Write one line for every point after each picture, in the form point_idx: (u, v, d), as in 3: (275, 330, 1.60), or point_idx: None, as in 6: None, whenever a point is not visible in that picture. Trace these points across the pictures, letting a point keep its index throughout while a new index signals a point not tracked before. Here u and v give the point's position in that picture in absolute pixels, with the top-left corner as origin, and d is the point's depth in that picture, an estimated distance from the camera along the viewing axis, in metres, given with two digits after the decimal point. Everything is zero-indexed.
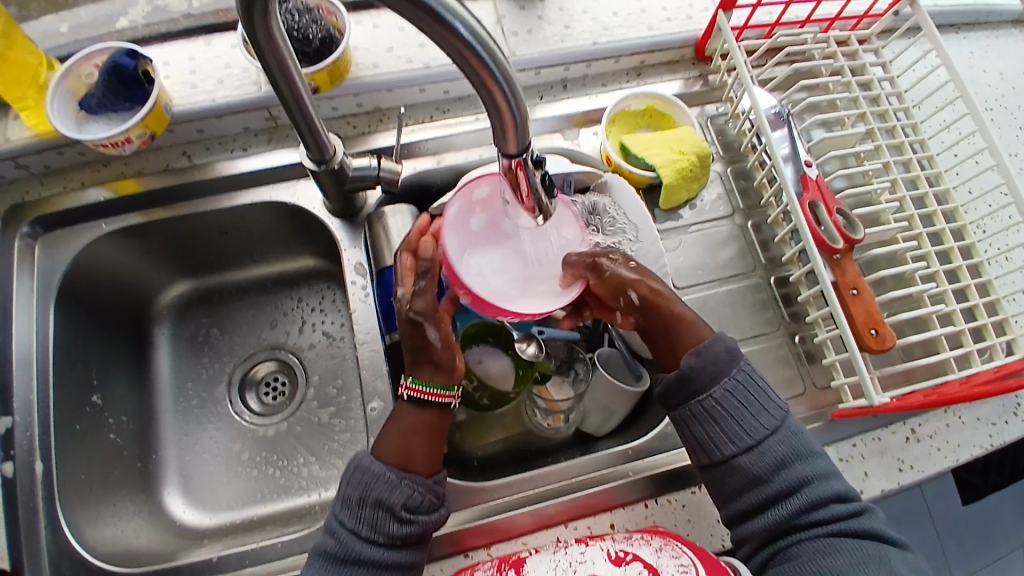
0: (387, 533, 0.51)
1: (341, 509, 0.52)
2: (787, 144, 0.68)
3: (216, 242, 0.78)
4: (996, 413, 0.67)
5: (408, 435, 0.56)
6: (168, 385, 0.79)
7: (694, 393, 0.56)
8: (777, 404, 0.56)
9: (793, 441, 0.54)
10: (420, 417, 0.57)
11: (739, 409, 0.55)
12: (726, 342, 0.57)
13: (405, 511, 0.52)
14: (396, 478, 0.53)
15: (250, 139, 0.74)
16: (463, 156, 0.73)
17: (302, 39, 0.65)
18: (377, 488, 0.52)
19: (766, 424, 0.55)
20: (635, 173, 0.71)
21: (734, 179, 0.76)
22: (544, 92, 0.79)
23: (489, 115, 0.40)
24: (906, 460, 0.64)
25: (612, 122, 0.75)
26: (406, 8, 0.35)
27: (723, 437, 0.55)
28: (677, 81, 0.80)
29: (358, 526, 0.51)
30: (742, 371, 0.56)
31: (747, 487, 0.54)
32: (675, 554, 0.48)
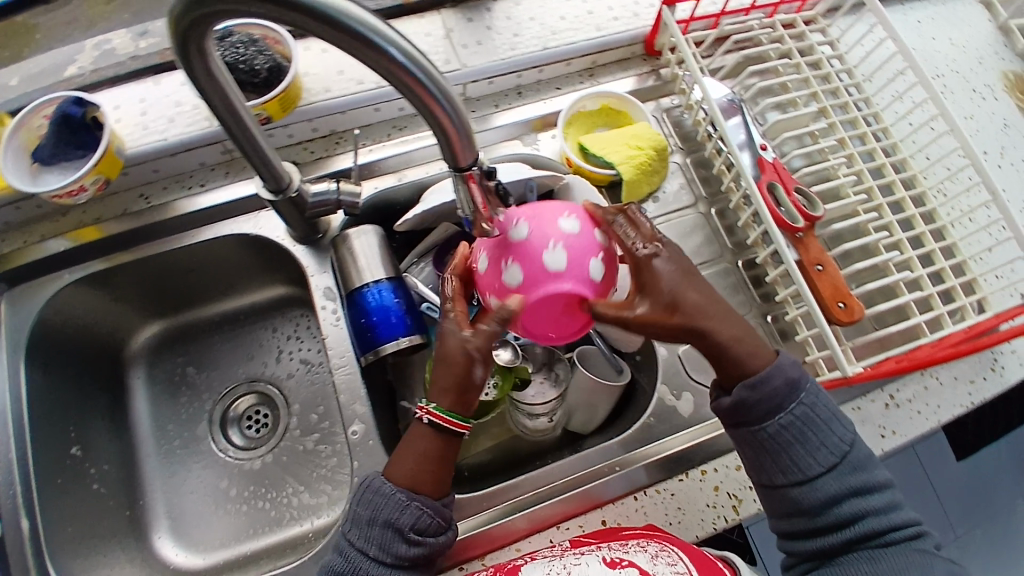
0: (394, 554, 0.50)
1: (349, 528, 0.52)
2: (742, 131, 0.69)
3: (185, 279, 0.78)
4: (972, 371, 0.68)
5: (424, 462, 0.53)
6: (149, 428, 0.78)
7: (747, 423, 0.54)
8: (842, 437, 0.53)
9: (849, 477, 0.52)
10: (437, 448, 0.53)
11: (794, 444, 0.53)
12: (787, 374, 0.53)
13: (414, 533, 0.51)
14: (405, 499, 0.52)
15: (207, 174, 0.74)
16: (424, 170, 0.73)
17: (250, 71, 0.65)
18: (386, 508, 0.51)
19: (824, 461, 0.52)
20: (594, 171, 0.71)
21: (695, 168, 0.77)
22: (498, 101, 0.79)
23: (433, 132, 0.41)
24: (889, 426, 0.65)
25: (568, 124, 0.75)
26: (331, 34, 0.36)
27: (774, 468, 0.53)
28: (629, 78, 0.80)
29: (366, 545, 0.51)
30: (801, 404, 0.53)
31: (797, 512, 0.53)
32: (670, 561, 0.48)
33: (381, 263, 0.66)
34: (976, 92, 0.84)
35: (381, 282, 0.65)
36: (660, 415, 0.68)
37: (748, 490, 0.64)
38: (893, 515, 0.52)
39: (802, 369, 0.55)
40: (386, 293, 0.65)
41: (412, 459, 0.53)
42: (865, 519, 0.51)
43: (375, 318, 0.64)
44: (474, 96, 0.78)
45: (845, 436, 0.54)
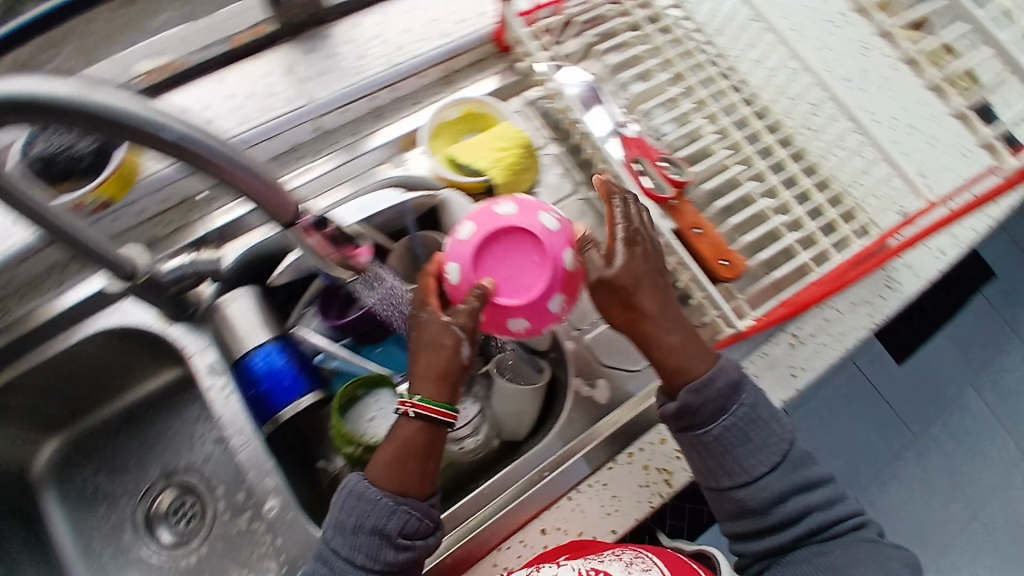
0: (383, 560, 0.51)
1: (334, 535, 0.52)
2: (605, 117, 0.68)
3: (71, 386, 0.73)
4: (870, 291, 0.68)
5: (405, 459, 0.52)
6: (71, 550, 0.73)
7: (692, 428, 0.56)
8: (782, 435, 0.56)
9: (793, 474, 0.55)
10: (424, 441, 0.53)
11: (738, 446, 0.55)
12: (727, 375, 0.56)
13: (403, 538, 0.52)
14: (392, 503, 0.52)
15: (63, 273, 0.69)
16: None
17: (74, 158, 0.61)
18: (373, 515, 0.51)
19: (767, 462, 0.55)
20: (466, 182, 0.69)
21: (569, 157, 0.75)
22: (358, 128, 0.74)
23: (252, 199, 0.47)
24: (796, 364, 0.66)
25: (434, 137, 0.73)
26: (109, 130, 0.39)
27: (720, 471, 0.56)
28: (490, 79, 0.77)
29: (352, 553, 0.51)
30: (743, 405, 0.56)
31: (745, 514, 0.56)
32: (644, 567, 0.51)
33: (261, 325, 0.63)
34: (831, 21, 0.75)
35: (266, 344, 0.62)
36: (580, 407, 0.67)
37: (677, 461, 0.64)
38: (834, 508, 0.55)
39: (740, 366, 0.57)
40: (274, 355, 0.62)
41: (394, 454, 0.53)
42: (809, 516, 0.54)
43: (266, 384, 0.61)
44: (329, 128, 0.73)
45: (784, 434, 0.57)
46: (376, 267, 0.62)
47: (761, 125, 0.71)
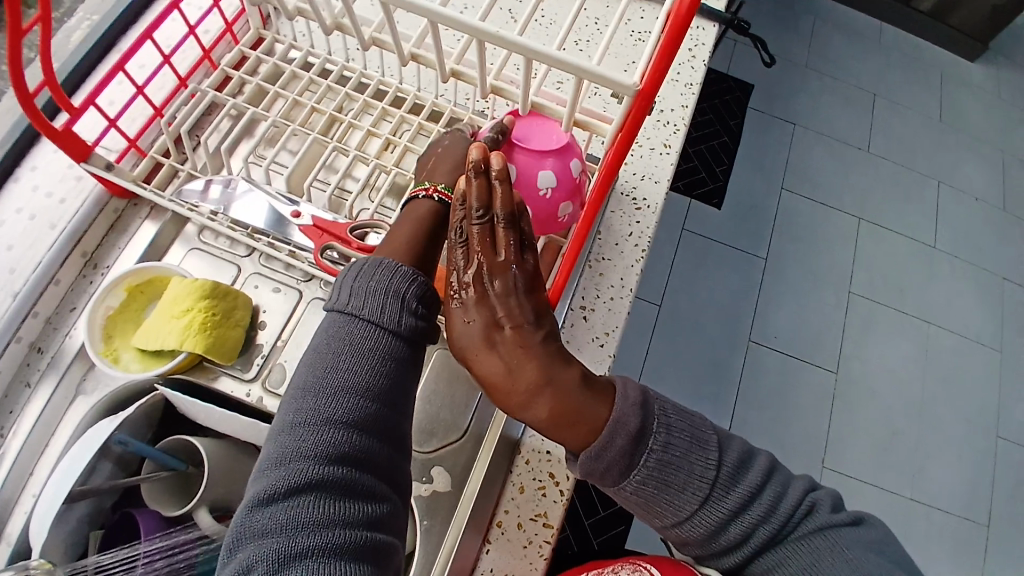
0: (399, 321, 0.48)
1: (354, 283, 0.49)
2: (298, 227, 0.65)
3: None
4: (627, 223, 0.68)
5: (418, 235, 0.55)
6: None
7: (610, 485, 0.52)
8: (705, 462, 0.51)
9: (728, 499, 0.51)
10: (429, 215, 0.57)
11: (659, 493, 0.51)
12: (625, 432, 0.50)
13: (414, 304, 0.50)
14: (411, 271, 0.50)
15: None
16: (24, 512, 0.59)
17: None
18: (394, 278, 0.49)
19: (697, 498, 0.51)
20: (167, 368, 0.59)
21: (270, 262, 0.68)
22: (27, 374, 0.64)
23: None
24: (599, 332, 0.63)
25: (110, 339, 0.62)
26: None
27: (653, 514, 0.52)
28: (146, 222, 0.70)
29: (375, 308, 0.48)
30: (654, 450, 0.50)
31: (694, 544, 0.53)
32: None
33: None
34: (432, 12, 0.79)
35: None
36: (432, 511, 0.60)
37: (545, 499, 0.61)
38: (780, 510, 0.51)
39: (641, 402, 0.51)
40: None
41: (404, 234, 0.55)
42: (755, 533, 0.51)
43: None
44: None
45: (709, 458, 0.51)
46: (121, 552, 0.55)
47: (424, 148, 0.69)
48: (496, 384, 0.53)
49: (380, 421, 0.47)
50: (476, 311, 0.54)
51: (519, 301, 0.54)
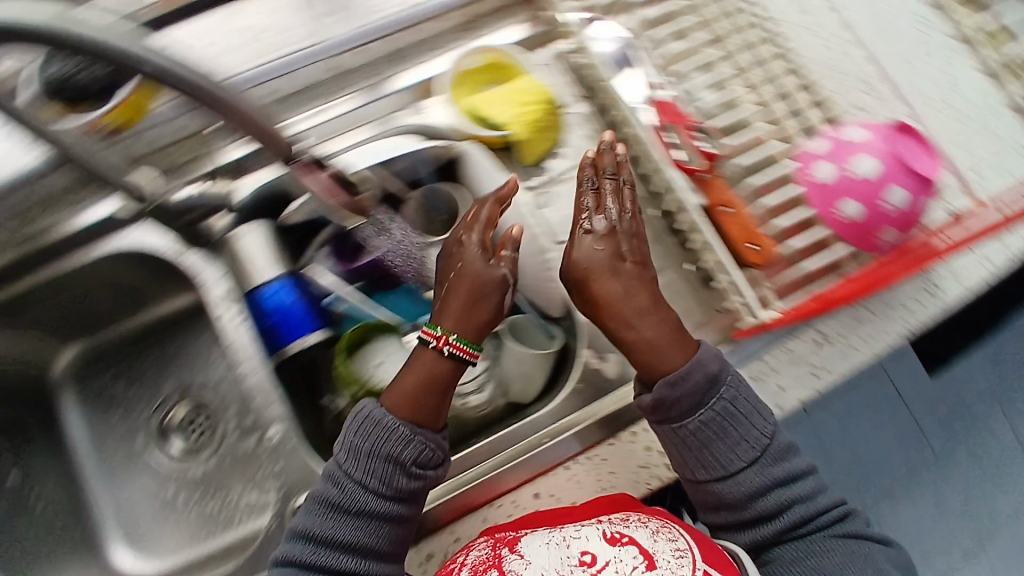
0: (396, 486, 0.55)
1: (350, 456, 0.56)
2: (637, 83, 0.66)
3: (86, 304, 0.74)
4: (907, 296, 0.69)
5: (422, 389, 0.58)
6: (86, 448, 0.78)
7: (669, 420, 0.58)
8: (762, 430, 0.58)
9: (773, 469, 0.58)
10: (424, 372, 0.58)
11: (712, 439, 0.57)
12: (707, 370, 0.57)
13: (416, 467, 0.56)
14: (408, 433, 0.56)
15: (73, 194, 0.67)
16: (313, 155, 0.69)
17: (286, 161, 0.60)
18: (391, 441, 0.56)
19: (745, 455, 0.58)
20: (486, 136, 0.67)
21: (599, 116, 0.72)
22: (379, 71, 0.74)
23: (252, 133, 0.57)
24: (819, 364, 0.68)
25: (456, 86, 0.70)
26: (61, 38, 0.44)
27: (697, 463, 0.58)
28: (519, 26, 0.75)
29: (370, 477, 0.55)
30: (721, 399, 0.57)
31: (723, 506, 0.58)
32: (671, 538, 0.52)
33: (274, 261, 0.65)
34: None
35: (280, 280, 0.64)
36: (589, 379, 0.68)
37: None
38: (818, 501, 0.58)
39: (721, 360, 0.59)
40: (284, 291, 0.64)
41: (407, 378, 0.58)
42: (790, 510, 0.57)
43: (275, 318, 0.64)
44: (348, 67, 0.73)
45: (767, 428, 0.58)
46: (383, 218, 0.67)
47: (793, 106, 0.67)
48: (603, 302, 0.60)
49: (398, 531, 0.56)
50: (599, 239, 0.61)
51: (637, 245, 0.62)
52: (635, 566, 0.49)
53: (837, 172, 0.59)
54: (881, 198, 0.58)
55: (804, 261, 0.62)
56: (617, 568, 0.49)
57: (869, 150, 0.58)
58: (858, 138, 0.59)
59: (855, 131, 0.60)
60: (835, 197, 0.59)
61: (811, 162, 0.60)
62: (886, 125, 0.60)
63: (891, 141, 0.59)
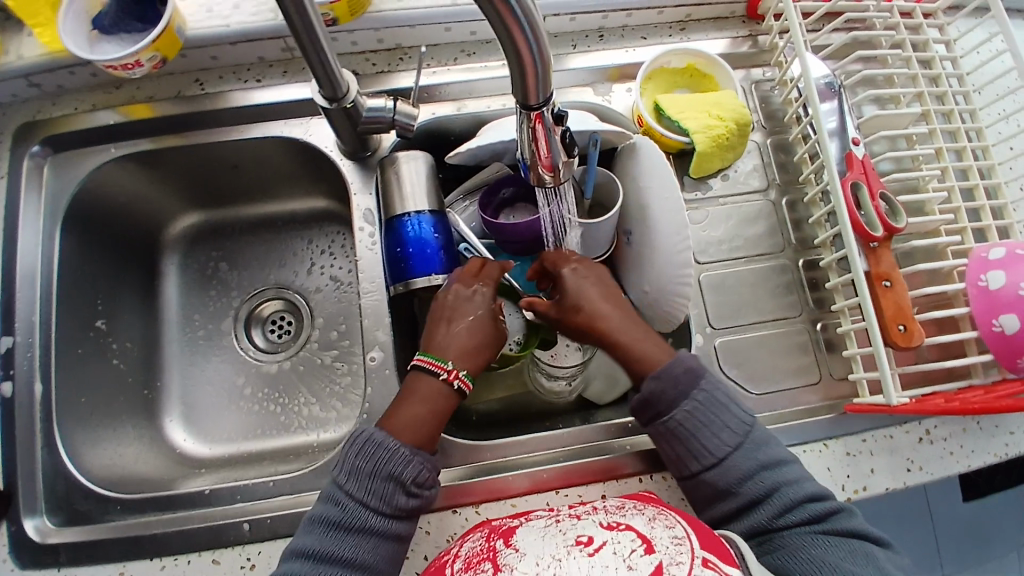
0: (395, 505, 0.51)
1: (347, 478, 0.51)
2: (835, 118, 0.65)
3: (227, 174, 0.76)
4: (1016, 421, 0.65)
5: (432, 417, 0.55)
6: (176, 316, 0.78)
7: (658, 417, 0.56)
8: (742, 417, 0.56)
9: (756, 452, 0.55)
10: (428, 407, 0.56)
11: (700, 428, 0.55)
12: (685, 362, 0.57)
13: (415, 486, 0.52)
14: (409, 453, 0.52)
15: (264, 69, 0.70)
16: (486, 104, 0.69)
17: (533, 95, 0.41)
18: (391, 462, 0.51)
19: (730, 440, 0.55)
20: (667, 136, 0.66)
21: (773, 152, 0.71)
22: (577, 40, 0.73)
23: (510, 64, 0.39)
24: (916, 461, 0.63)
25: (648, 79, 0.70)
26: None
27: (689, 455, 0.55)
28: (723, 40, 0.74)
29: (367, 497, 0.51)
30: (702, 390, 0.57)
31: (717, 494, 0.54)
32: (668, 525, 0.46)
33: (426, 193, 0.64)
34: None
35: (423, 214, 0.64)
36: None
37: None
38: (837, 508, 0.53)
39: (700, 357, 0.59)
40: (427, 226, 0.63)
41: (414, 413, 0.55)
42: (795, 499, 0.52)
43: (411, 250, 0.62)
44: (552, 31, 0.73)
45: (746, 416, 0.57)
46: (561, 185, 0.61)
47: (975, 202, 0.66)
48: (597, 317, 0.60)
49: (395, 554, 0.51)
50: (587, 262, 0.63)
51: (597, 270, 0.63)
52: (633, 550, 0.43)
53: (1009, 284, 0.57)
54: None
55: (936, 359, 0.65)
56: (615, 551, 0.43)
57: None
58: None
59: None
60: (998, 309, 0.58)
61: (983, 267, 0.59)
62: None
63: None
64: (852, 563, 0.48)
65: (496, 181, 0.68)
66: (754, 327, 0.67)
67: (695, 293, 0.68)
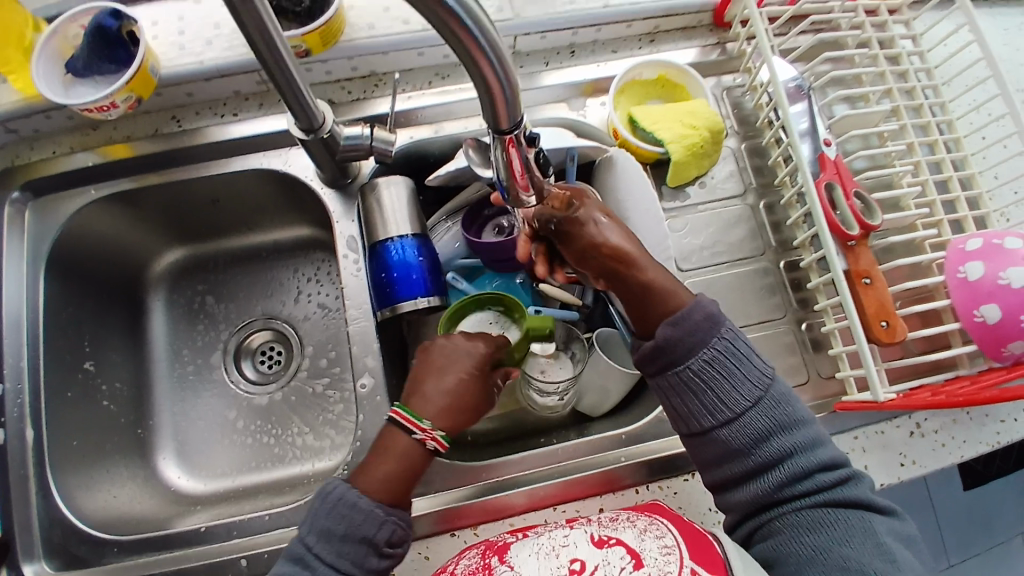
0: (368, 569, 0.49)
1: (317, 541, 0.49)
2: (806, 118, 0.66)
3: (209, 208, 0.76)
4: (1007, 410, 0.65)
5: (401, 477, 0.53)
6: (164, 352, 0.78)
7: (670, 367, 0.53)
8: (763, 370, 0.53)
9: (775, 411, 0.52)
10: (409, 449, 0.54)
11: (718, 380, 0.52)
12: (706, 309, 0.53)
13: (387, 547, 0.51)
14: (384, 514, 0.51)
15: (241, 103, 0.71)
16: (463, 125, 0.70)
17: (506, 121, 0.41)
18: (365, 525, 0.49)
19: (749, 394, 0.52)
20: (642, 148, 0.67)
21: (749, 157, 0.72)
22: (549, 58, 0.74)
23: (477, 89, 0.39)
24: (909, 455, 0.63)
25: (621, 92, 0.71)
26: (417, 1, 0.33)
27: (701, 409, 0.53)
28: (692, 50, 0.75)
29: (338, 560, 0.48)
30: (722, 339, 0.53)
31: (729, 455, 0.52)
32: (658, 535, 0.47)
33: (407, 218, 0.65)
34: None
35: (406, 237, 0.64)
36: None
37: None
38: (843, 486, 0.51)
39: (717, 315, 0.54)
40: (410, 249, 0.63)
41: (381, 467, 0.52)
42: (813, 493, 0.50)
43: (396, 274, 0.62)
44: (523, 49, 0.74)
45: (766, 370, 0.54)
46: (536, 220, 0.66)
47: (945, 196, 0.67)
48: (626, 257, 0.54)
49: None
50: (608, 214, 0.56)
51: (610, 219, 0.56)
52: (623, 567, 0.43)
53: (988, 274, 0.57)
54: None
55: (920, 353, 0.65)
56: (605, 572, 0.43)
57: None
58: (1014, 248, 0.57)
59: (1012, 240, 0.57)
60: (980, 299, 0.58)
61: (963, 258, 0.60)
62: None
63: None
64: (845, 547, 0.48)
65: (478, 200, 0.70)
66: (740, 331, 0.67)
67: None
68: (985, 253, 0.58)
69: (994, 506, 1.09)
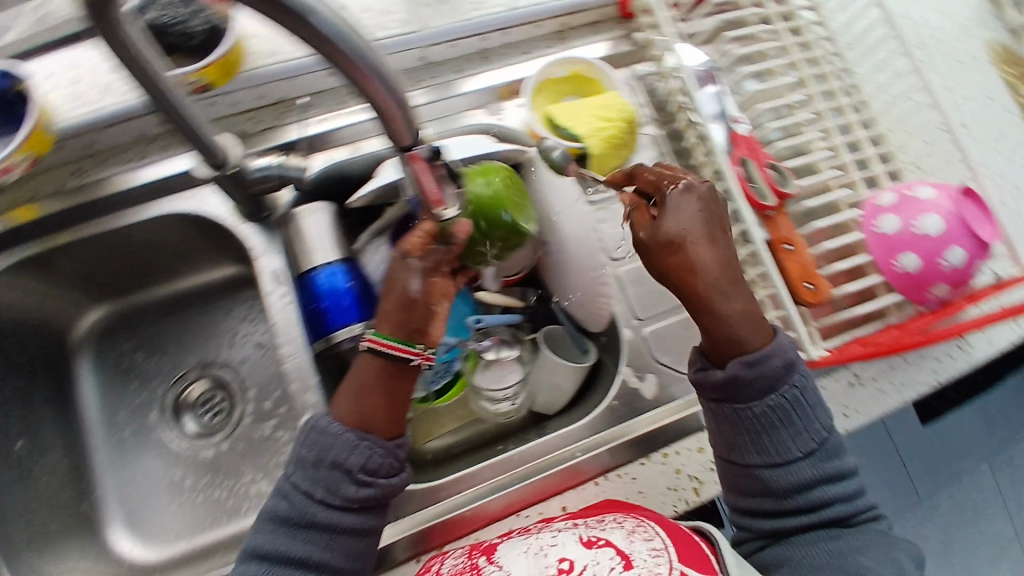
0: (344, 496, 0.51)
1: (296, 470, 0.52)
2: (716, 103, 0.66)
3: (128, 261, 0.72)
4: (941, 349, 0.67)
5: (363, 394, 0.53)
6: (98, 418, 0.73)
7: (732, 400, 0.53)
8: (823, 424, 0.53)
9: (825, 464, 0.52)
10: (368, 373, 0.54)
11: (776, 426, 0.52)
12: (786, 356, 0.52)
13: (363, 474, 0.52)
14: (355, 438, 0.52)
15: (147, 148, 0.68)
16: (381, 142, 0.69)
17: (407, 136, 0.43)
18: (334, 449, 0.51)
19: (803, 446, 0.52)
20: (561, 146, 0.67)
21: (667, 141, 0.73)
22: (461, 66, 0.74)
23: (372, 110, 0.40)
24: (851, 406, 0.65)
25: (537, 92, 0.71)
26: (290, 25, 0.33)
27: (751, 447, 0.52)
28: (603, 43, 0.76)
29: (314, 488, 0.51)
30: (793, 387, 0.52)
31: (765, 492, 0.52)
32: (647, 537, 0.45)
33: (331, 243, 0.63)
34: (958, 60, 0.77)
35: (333, 263, 0.62)
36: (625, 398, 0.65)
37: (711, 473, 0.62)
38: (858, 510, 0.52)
39: (793, 361, 0.53)
40: (339, 275, 0.62)
41: (349, 388, 0.54)
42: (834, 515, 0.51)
43: (326, 303, 0.61)
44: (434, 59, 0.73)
45: (826, 423, 0.53)
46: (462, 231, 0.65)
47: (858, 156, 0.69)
48: (696, 279, 0.52)
49: (356, 543, 0.52)
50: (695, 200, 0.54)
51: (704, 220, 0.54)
52: (612, 567, 0.41)
53: (903, 226, 0.59)
54: (940, 261, 0.58)
55: (851, 306, 0.65)
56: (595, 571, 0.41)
57: (932, 208, 0.58)
58: (922, 198, 0.59)
59: (921, 190, 0.60)
60: (897, 251, 0.59)
61: (877, 213, 0.61)
62: (946, 189, 0.60)
63: (954, 204, 0.59)
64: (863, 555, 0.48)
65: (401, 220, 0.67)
66: (678, 311, 0.68)
67: (617, 289, 0.68)
68: (896, 205, 0.60)
69: (954, 447, 1.13)
